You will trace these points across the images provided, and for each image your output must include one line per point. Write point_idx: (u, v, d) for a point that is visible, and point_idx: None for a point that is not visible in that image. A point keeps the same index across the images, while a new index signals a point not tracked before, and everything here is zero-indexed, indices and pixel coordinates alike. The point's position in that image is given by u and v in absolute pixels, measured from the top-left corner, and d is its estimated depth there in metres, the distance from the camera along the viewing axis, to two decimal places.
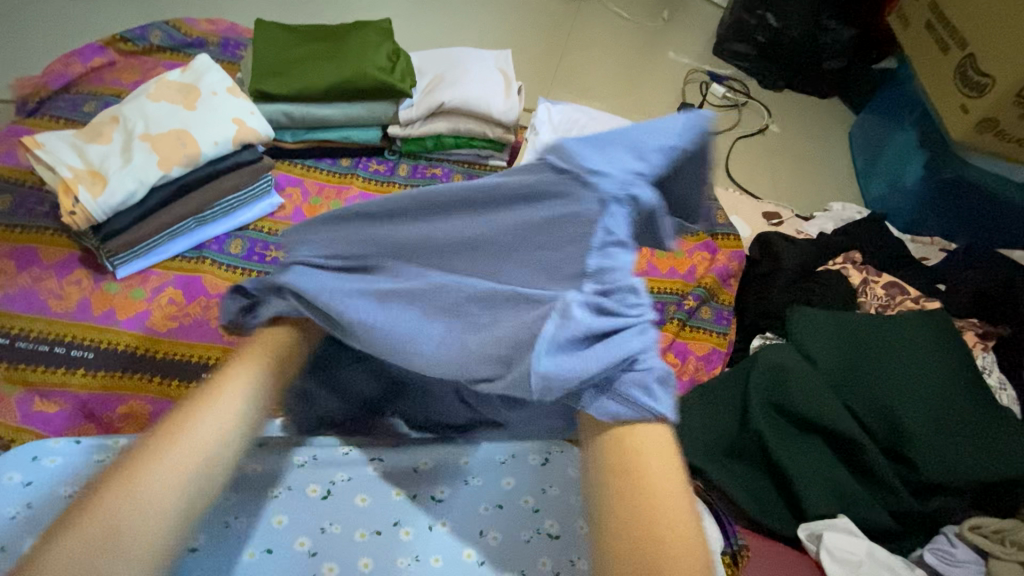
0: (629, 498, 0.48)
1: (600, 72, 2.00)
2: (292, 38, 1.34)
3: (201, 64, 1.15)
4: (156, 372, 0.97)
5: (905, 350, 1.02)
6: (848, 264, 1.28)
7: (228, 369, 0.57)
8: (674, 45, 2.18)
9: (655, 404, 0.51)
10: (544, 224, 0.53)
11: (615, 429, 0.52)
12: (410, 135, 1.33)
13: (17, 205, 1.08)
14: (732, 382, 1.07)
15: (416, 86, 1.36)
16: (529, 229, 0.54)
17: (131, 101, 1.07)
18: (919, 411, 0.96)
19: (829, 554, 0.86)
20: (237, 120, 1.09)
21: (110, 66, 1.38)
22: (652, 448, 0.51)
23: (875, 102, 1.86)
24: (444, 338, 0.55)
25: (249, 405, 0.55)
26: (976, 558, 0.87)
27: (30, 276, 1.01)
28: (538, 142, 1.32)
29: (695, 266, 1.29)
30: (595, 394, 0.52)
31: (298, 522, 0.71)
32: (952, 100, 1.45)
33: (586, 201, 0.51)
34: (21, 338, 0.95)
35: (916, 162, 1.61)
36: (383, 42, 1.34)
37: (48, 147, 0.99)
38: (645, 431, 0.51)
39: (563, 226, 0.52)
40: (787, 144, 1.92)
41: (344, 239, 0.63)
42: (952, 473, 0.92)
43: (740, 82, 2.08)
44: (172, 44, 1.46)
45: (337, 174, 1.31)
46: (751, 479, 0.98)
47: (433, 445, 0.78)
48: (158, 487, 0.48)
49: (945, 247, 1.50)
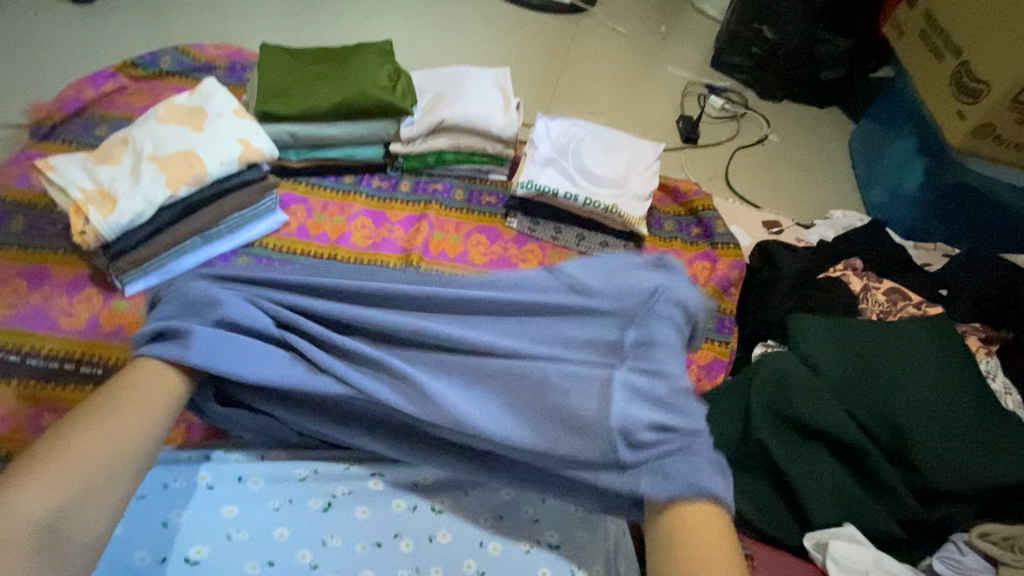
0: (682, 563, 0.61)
1: (599, 87, 2.04)
2: (297, 60, 1.38)
3: (208, 87, 1.18)
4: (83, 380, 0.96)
5: (907, 355, 1.02)
6: (848, 271, 1.27)
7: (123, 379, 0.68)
8: (671, 59, 2.22)
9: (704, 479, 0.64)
10: (584, 336, 0.74)
11: (671, 509, 0.64)
12: (412, 152, 1.36)
13: (29, 226, 1.11)
14: (734, 391, 1.07)
15: (417, 104, 1.39)
16: (574, 338, 0.74)
17: (141, 124, 1.11)
18: (921, 417, 0.95)
19: (836, 563, 0.85)
20: (243, 140, 1.12)
21: (120, 90, 1.42)
22: (699, 524, 0.62)
23: (873, 110, 1.87)
24: (502, 419, 0.70)
25: (147, 414, 0.66)
26: (985, 566, 0.86)
27: (41, 294, 1.03)
28: (537, 155, 1.34)
29: (695, 276, 1.32)
30: (649, 474, 0.66)
31: (300, 535, 0.71)
32: (949, 106, 1.45)
33: (618, 321, 0.74)
34: (32, 355, 0.97)
35: (915, 169, 1.61)
36: (385, 62, 1.38)
37: (60, 169, 1.02)
38: (694, 512, 0.63)
39: (598, 338, 0.74)
40: (786, 153, 1.94)
41: (323, 322, 0.76)
42: (959, 479, 0.91)
43: (737, 93, 2.11)
44: (181, 69, 1.50)
45: (341, 192, 1.35)
46: (755, 488, 0.97)
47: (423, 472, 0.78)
48: (88, 466, 0.60)
49: (947, 253, 1.50)
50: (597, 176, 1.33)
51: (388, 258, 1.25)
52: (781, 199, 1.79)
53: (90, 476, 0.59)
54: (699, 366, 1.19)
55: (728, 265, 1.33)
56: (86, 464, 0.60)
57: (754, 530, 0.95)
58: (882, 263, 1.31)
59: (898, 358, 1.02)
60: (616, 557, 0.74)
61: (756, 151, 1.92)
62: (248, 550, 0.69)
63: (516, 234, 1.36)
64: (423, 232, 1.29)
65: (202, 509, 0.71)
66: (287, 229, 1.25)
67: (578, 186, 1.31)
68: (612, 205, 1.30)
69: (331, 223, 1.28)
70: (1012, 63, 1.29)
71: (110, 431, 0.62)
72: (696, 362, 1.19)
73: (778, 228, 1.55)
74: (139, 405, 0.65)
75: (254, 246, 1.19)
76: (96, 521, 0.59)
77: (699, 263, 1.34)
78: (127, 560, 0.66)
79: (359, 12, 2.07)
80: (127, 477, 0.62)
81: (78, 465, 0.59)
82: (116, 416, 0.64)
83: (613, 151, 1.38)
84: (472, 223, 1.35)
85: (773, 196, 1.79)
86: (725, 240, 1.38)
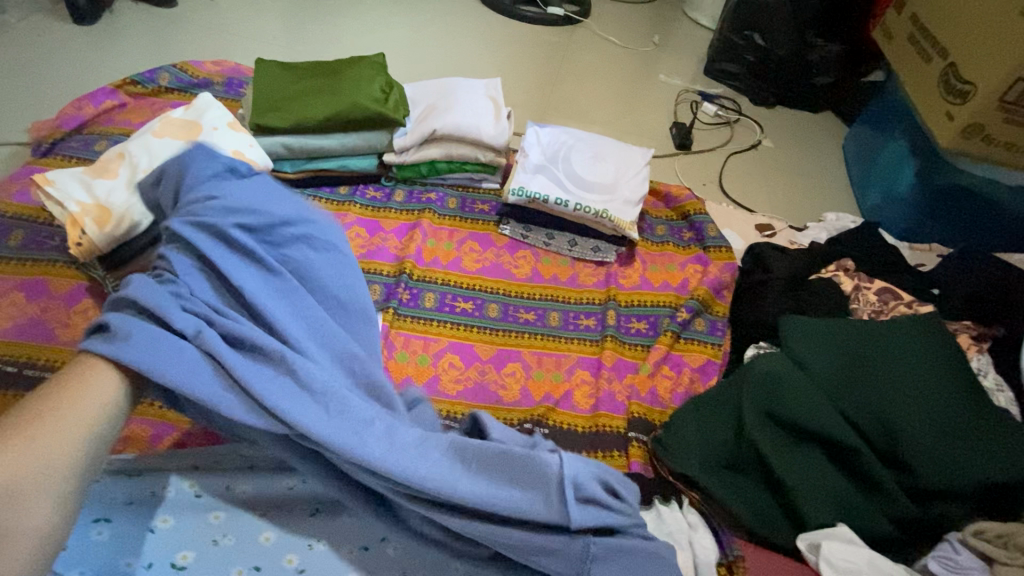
0: None
1: (593, 96, 2.06)
2: (292, 75, 1.41)
3: (203, 102, 1.21)
4: (30, 387, 0.96)
5: (897, 355, 1.02)
6: (840, 272, 1.28)
7: (92, 378, 0.61)
8: (664, 68, 2.24)
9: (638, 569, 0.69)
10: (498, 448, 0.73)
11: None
12: (406, 161, 1.38)
13: (28, 239, 1.14)
14: (726, 393, 1.07)
15: (410, 115, 1.41)
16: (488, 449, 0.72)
17: (136, 138, 1.13)
18: (914, 416, 0.95)
19: (829, 564, 0.84)
20: (237, 153, 1.15)
21: (120, 108, 1.46)
22: None
23: (865, 114, 1.89)
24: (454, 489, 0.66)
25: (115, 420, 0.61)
26: (982, 565, 0.84)
27: (38, 306, 1.05)
28: (528, 163, 1.36)
29: (687, 279, 1.33)
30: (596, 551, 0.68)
31: (287, 541, 0.71)
32: (937, 107, 1.46)
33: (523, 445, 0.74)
34: (28, 366, 0.98)
35: (908, 170, 1.62)
36: (377, 75, 1.40)
37: (57, 183, 1.04)
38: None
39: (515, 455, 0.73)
40: (780, 158, 1.95)
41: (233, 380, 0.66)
42: (951, 478, 0.90)
43: (730, 100, 2.13)
44: (180, 85, 1.54)
45: (336, 202, 1.37)
46: (749, 490, 0.97)
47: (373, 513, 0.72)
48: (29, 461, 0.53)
49: (942, 253, 1.50)
50: (587, 182, 1.34)
51: (383, 266, 1.27)
52: (775, 203, 1.79)
53: (29, 471, 0.53)
54: (692, 369, 1.19)
55: (720, 268, 1.34)
56: (27, 458, 0.54)
57: (749, 533, 0.94)
58: (874, 264, 1.31)
59: (890, 359, 1.01)
60: None
61: (750, 156, 1.94)
62: (236, 556, 0.69)
63: (508, 241, 1.37)
64: (416, 240, 1.30)
65: (190, 516, 0.71)
66: None
67: (569, 193, 1.33)
68: (603, 210, 1.31)
69: None
70: (998, 63, 1.30)
71: (51, 427, 0.56)
72: (690, 365, 1.19)
73: (771, 231, 1.55)
74: (100, 404, 0.60)
75: None
76: (47, 518, 0.53)
77: (692, 266, 1.35)
78: (114, 566, 0.67)
79: (356, 28, 2.11)
80: (81, 476, 0.56)
81: (17, 458, 0.53)
82: (76, 420, 0.57)
83: (604, 157, 1.40)
84: (465, 230, 1.37)
85: (768, 200, 1.80)
86: (717, 244, 1.39)
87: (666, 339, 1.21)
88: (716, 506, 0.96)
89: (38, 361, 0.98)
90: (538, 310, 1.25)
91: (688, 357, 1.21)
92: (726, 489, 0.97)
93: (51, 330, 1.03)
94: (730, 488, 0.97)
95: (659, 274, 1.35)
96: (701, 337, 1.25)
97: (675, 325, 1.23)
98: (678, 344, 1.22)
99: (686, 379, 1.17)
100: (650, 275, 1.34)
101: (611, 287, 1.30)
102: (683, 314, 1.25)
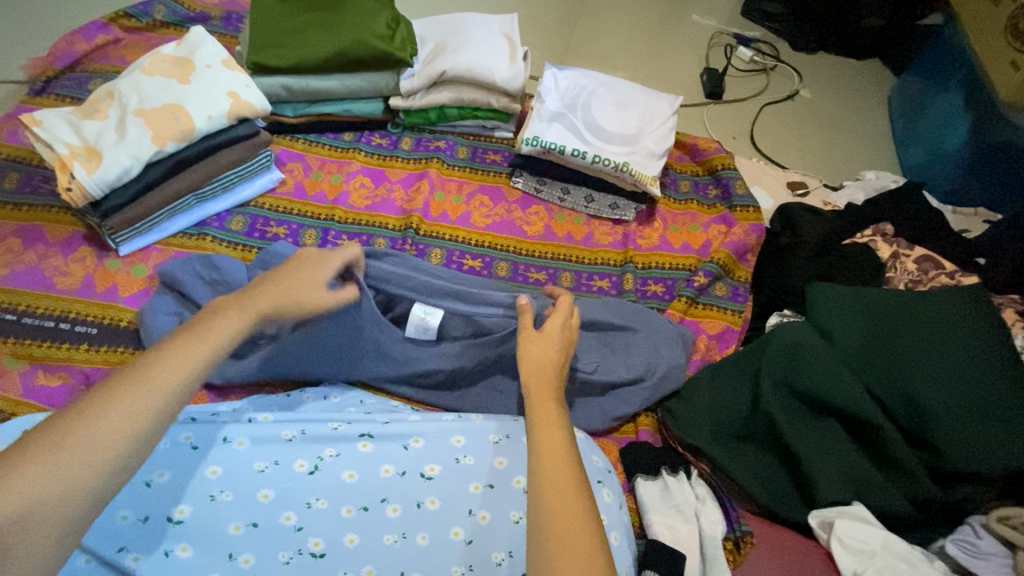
0: (541, 505, 0.58)
1: (618, 39, 1.90)
2: (290, 5, 1.28)
3: (196, 36, 1.13)
4: (36, 337, 0.95)
5: (932, 327, 0.95)
6: (877, 236, 1.19)
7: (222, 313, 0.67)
8: (698, 6, 2.05)
9: (647, 356, 1.02)
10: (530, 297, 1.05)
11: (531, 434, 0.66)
12: (413, 106, 1.30)
13: (24, 183, 1.10)
14: (744, 361, 1.01)
15: (419, 55, 1.31)
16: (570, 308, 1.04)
17: (126, 76, 1.06)
18: (949, 392, 0.89)
19: (840, 543, 0.81)
20: (232, 93, 1.07)
21: (114, 44, 1.38)
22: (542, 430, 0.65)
23: (916, 62, 1.71)
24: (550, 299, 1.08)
25: None
26: (1002, 551, 0.80)
27: (36, 253, 1.03)
28: (544, 110, 1.25)
29: (710, 241, 1.25)
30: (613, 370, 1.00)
31: (285, 498, 0.71)
32: (1002, 56, 1.31)
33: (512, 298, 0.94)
34: (27, 314, 0.97)
35: (959, 126, 1.48)
36: (382, 8, 1.29)
37: (45, 124, 0.98)
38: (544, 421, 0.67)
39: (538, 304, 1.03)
40: (820, 111, 1.80)
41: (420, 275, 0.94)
42: (981, 460, 0.85)
43: (768, 44, 1.95)
44: (175, 20, 1.44)
45: (339, 149, 1.29)
46: (762, 464, 0.93)
47: (609, 365, 1.00)
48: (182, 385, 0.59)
49: (989, 218, 1.39)
50: (606, 132, 1.25)
51: (388, 220, 1.20)
52: (808, 160, 1.66)
53: (42, 493, 0.49)
54: (710, 336, 1.13)
55: (746, 229, 1.25)
56: (69, 464, 0.51)
57: (758, 505, 0.91)
58: (916, 229, 1.22)
59: (922, 329, 0.95)
60: (610, 523, 0.76)
61: (787, 108, 1.79)
62: (231, 512, 0.69)
63: (521, 195, 1.29)
64: (423, 192, 1.23)
65: (185, 471, 0.71)
66: (283, 187, 1.21)
67: (587, 143, 1.24)
68: (623, 162, 1.22)
69: (329, 182, 1.24)
70: None
71: (188, 360, 0.61)
72: (707, 332, 1.13)
73: (804, 190, 1.44)
74: None
75: (249, 207, 1.16)
76: None
77: (715, 227, 1.26)
78: (109, 519, 0.67)
79: None
80: None
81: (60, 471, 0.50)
82: None
83: (627, 105, 1.29)
84: (475, 183, 1.29)
85: (800, 157, 1.67)
86: (745, 203, 1.29)
87: (679, 304, 1.14)
88: (722, 478, 0.94)
89: (37, 310, 0.97)
90: (550, 271, 1.19)
91: (706, 324, 1.15)
92: (736, 460, 0.93)
93: (47, 277, 1.00)
94: (740, 459, 0.94)
95: (679, 234, 1.27)
96: (720, 303, 1.18)
97: (691, 290, 1.16)
98: (694, 310, 1.15)
99: (702, 347, 1.12)
100: (670, 236, 1.27)
101: (629, 248, 1.23)
102: (700, 278, 1.17)
